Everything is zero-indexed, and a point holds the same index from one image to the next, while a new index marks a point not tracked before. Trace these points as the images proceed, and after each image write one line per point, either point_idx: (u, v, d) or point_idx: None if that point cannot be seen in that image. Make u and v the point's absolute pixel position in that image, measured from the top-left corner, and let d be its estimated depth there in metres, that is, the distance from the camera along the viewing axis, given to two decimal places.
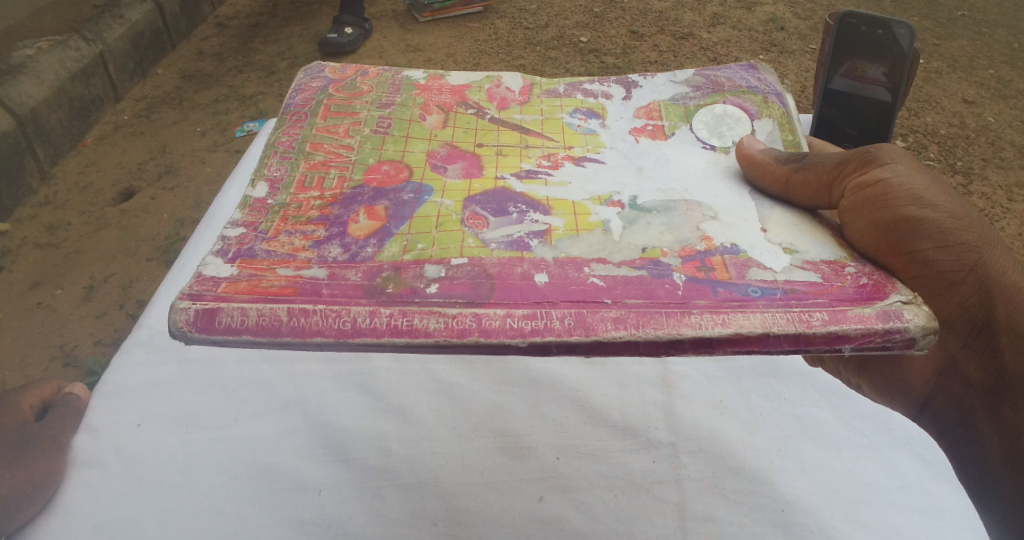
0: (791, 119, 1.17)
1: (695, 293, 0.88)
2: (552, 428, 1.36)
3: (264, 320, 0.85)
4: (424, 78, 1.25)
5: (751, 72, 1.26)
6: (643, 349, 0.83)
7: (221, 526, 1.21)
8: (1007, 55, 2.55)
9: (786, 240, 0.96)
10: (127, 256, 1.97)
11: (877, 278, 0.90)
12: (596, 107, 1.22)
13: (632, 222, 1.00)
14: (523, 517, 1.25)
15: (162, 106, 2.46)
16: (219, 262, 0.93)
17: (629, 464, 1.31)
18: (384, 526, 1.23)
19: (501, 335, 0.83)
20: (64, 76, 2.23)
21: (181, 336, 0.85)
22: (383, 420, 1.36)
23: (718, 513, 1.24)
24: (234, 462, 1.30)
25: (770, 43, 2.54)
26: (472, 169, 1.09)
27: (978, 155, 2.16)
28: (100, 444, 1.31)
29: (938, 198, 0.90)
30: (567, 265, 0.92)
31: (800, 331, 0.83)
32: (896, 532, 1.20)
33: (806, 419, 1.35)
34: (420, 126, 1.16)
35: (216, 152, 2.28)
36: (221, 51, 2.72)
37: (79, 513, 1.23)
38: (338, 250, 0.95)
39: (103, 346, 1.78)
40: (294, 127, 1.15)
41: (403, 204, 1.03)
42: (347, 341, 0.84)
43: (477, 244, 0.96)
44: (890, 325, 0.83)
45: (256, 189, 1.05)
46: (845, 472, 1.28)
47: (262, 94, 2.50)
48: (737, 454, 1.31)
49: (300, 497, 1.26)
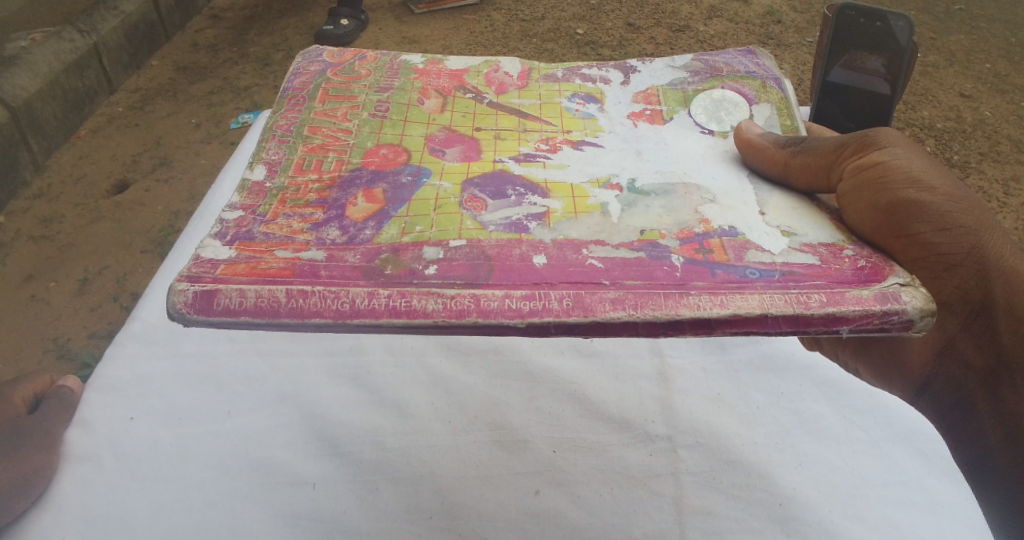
0: (790, 104, 1.17)
1: (694, 274, 0.88)
2: (548, 421, 1.36)
3: (262, 301, 0.84)
4: (422, 63, 1.25)
5: (750, 58, 1.26)
6: (641, 329, 0.83)
7: (216, 521, 1.21)
8: (1004, 50, 2.55)
9: (784, 223, 0.96)
10: (121, 249, 1.97)
11: (875, 261, 0.90)
12: (594, 91, 1.22)
13: (630, 205, 1.00)
14: (518, 511, 1.25)
15: (158, 98, 2.45)
16: (218, 245, 0.93)
17: (627, 458, 1.31)
18: (379, 521, 1.23)
19: (500, 316, 0.83)
20: (58, 68, 2.23)
21: (179, 317, 0.84)
22: (378, 414, 1.36)
23: (716, 507, 1.24)
24: (229, 456, 1.29)
25: (767, 36, 2.54)
26: (470, 153, 1.09)
27: (974, 148, 2.17)
28: (94, 438, 1.30)
29: (936, 182, 0.90)
30: (566, 247, 0.92)
31: (798, 312, 0.83)
32: (893, 526, 1.20)
33: (804, 413, 1.35)
34: (419, 110, 1.16)
35: (211, 144, 2.27)
36: (217, 43, 2.72)
37: (73, 508, 1.23)
38: (336, 232, 0.95)
39: (97, 339, 1.78)
40: (292, 111, 1.15)
41: (401, 187, 1.02)
42: (345, 322, 0.83)
43: (476, 226, 0.95)
44: (887, 306, 0.83)
45: (253, 172, 1.05)
46: (843, 467, 1.28)
47: (258, 87, 2.50)
48: (734, 448, 1.31)
49: (295, 492, 1.25)
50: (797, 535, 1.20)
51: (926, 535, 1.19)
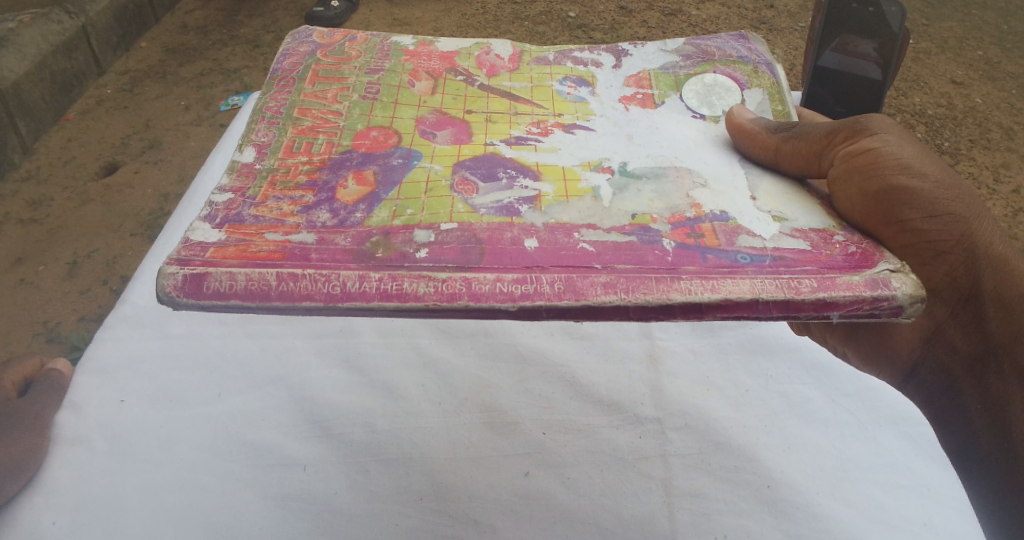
0: (781, 89, 1.17)
1: (685, 259, 0.88)
2: (539, 403, 1.37)
3: (252, 284, 0.84)
4: (412, 45, 1.24)
5: (742, 43, 1.26)
6: (632, 313, 0.83)
7: (207, 503, 1.21)
8: (996, 37, 2.55)
9: (775, 208, 0.96)
10: (111, 231, 1.96)
11: (865, 247, 0.91)
12: (586, 74, 1.22)
13: (622, 188, 1.00)
14: (508, 492, 1.26)
15: (146, 80, 2.43)
16: (207, 228, 0.92)
17: (616, 440, 1.32)
18: (370, 502, 1.24)
19: (491, 299, 0.83)
20: (46, 50, 2.20)
21: (169, 300, 0.84)
22: (369, 396, 1.36)
23: (704, 489, 1.25)
24: (220, 438, 1.29)
25: (759, 21, 2.53)
26: (461, 135, 1.08)
27: (965, 135, 2.17)
28: (84, 421, 1.30)
29: (926, 168, 0.90)
30: (557, 231, 0.92)
31: (789, 298, 0.83)
32: (880, 509, 1.21)
33: (793, 396, 1.36)
34: (409, 93, 1.15)
35: (200, 126, 2.25)
36: (206, 25, 2.69)
37: (64, 491, 1.23)
38: (327, 215, 0.94)
39: (87, 322, 1.77)
40: (281, 93, 1.14)
41: (392, 169, 1.02)
42: (337, 305, 0.83)
43: (467, 209, 0.95)
44: (878, 292, 0.83)
45: (243, 154, 1.04)
46: (830, 450, 1.29)
47: (247, 68, 2.47)
48: (723, 431, 1.32)
49: (285, 473, 1.26)
50: (785, 517, 1.21)
51: (912, 517, 1.20)
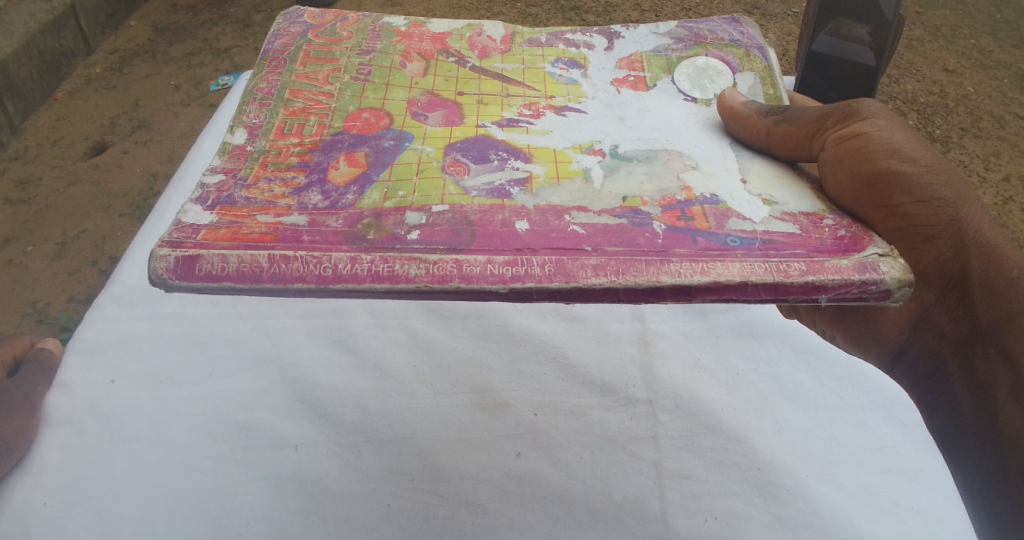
0: (773, 73, 1.18)
1: (675, 242, 0.88)
2: (530, 384, 1.38)
3: (244, 266, 0.84)
4: (404, 25, 1.24)
5: (734, 26, 1.25)
6: (622, 295, 0.83)
7: (198, 482, 1.22)
8: (989, 25, 2.55)
9: (765, 192, 0.97)
10: (99, 211, 1.94)
11: (854, 231, 0.91)
12: (578, 57, 1.21)
13: (612, 171, 1.00)
14: (500, 473, 1.27)
15: (136, 59, 2.41)
16: (199, 210, 0.92)
17: (607, 422, 1.33)
18: (362, 482, 1.25)
19: (482, 281, 0.83)
20: (34, 28, 2.17)
21: (160, 282, 0.84)
22: (360, 377, 1.36)
23: (694, 471, 1.27)
24: (211, 418, 1.30)
25: (753, 6, 2.53)
26: (452, 117, 1.08)
27: (956, 123, 2.18)
28: (75, 402, 1.30)
29: (916, 153, 0.91)
30: (548, 213, 0.93)
31: (778, 281, 0.83)
32: (868, 492, 1.23)
33: (783, 380, 1.37)
34: (402, 74, 1.15)
35: (190, 106, 2.24)
36: (196, 4, 2.66)
37: (54, 471, 1.23)
38: (318, 197, 0.94)
39: (76, 303, 1.77)
40: (273, 74, 1.13)
41: (383, 151, 1.02)
42: (329, 287, 0.83)
43: (458, 191, 0.95)
44: (866, 276, 0.84)
45: (234, 135, 1.04)
46: (820, 433, 1.30)
47: (238, 48, 2.45)
48: (714, 414, 1.33)
49: (277, 453, 1.26)
50: (774, 499, 1.23)
51: (898, 499, 1.22)
